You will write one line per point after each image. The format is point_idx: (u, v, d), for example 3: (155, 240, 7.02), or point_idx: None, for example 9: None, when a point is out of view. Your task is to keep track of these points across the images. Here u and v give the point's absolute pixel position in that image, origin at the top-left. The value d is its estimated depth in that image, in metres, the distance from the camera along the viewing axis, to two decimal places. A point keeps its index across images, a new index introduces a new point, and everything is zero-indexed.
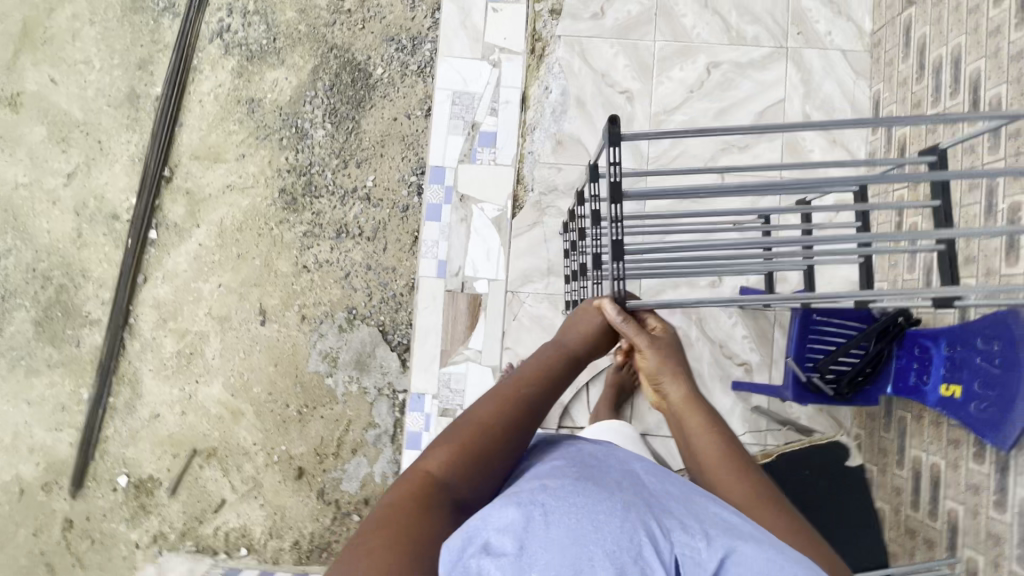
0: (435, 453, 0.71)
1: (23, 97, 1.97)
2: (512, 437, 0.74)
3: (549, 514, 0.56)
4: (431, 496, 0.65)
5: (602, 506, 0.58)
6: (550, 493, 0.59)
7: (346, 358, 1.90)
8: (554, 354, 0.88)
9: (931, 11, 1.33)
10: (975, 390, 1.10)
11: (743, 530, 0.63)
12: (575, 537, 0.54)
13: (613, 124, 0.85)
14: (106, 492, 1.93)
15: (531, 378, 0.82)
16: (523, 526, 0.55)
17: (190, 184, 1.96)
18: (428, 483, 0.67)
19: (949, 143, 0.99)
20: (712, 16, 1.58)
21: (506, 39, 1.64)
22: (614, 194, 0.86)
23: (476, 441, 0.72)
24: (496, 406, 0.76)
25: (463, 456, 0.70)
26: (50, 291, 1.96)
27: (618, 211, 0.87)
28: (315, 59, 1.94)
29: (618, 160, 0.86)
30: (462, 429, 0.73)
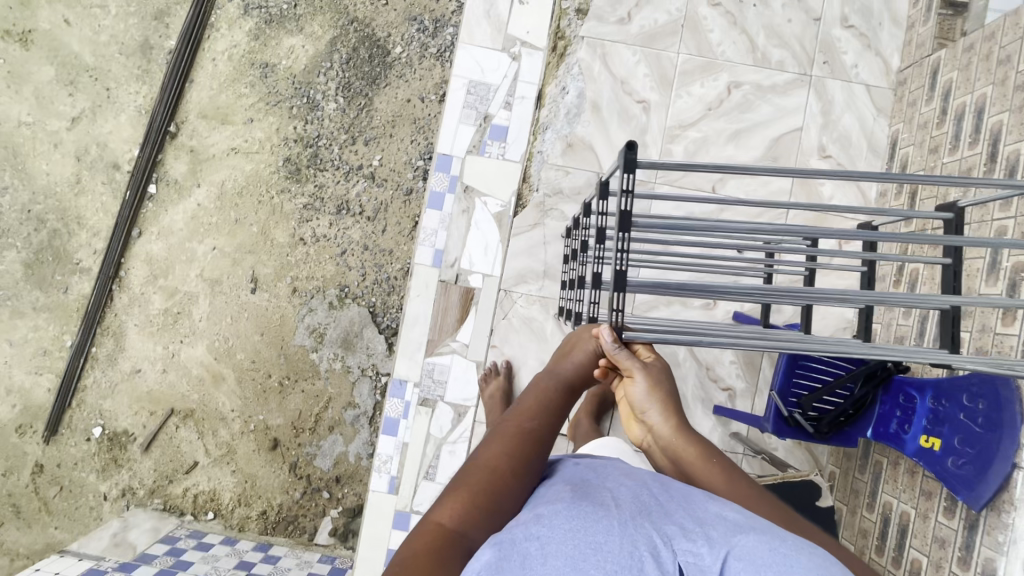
0: (446, 504, 0.67)
1: (34, 35, 1.93)
2: (524, 476, 0.72)
3: (546, 547, 0.54)
4: (448, 546, 0.61)
5: (599, 528, 0.56)
6: (544, 524, 0.57)
7: (333, 335, 1.89)
8: (551, 385, 0.87)
9: (961, 57, 1.31)
10: (954, 445, 1.09)
11: (743, 524, 0.60)
12: (574, 562, 0.52)
13: (629, 149, 0.81)
14: (79, 441, 1.93)
15: (534, 415, 0.81)
16: (524, 563, 0.52)
17: (194, 143, 1.93)
18: (444, 535, 0.63)
19: (968, 202, 0.96)
20: (740, 35, 1.55)
21: (529, 33, 1.61)
22: (623, 222, 0.82)
23: (487, 485, 0.69)
24: (503, 447, 0.75)
25: (475, 502, 0.67)
26: (43, 234, 1.94)
27: (626, 239, 0.83)
28: (334, 30, 1.91)
29: (630, 188, 0.82)
30: (471, 476, 0.71)
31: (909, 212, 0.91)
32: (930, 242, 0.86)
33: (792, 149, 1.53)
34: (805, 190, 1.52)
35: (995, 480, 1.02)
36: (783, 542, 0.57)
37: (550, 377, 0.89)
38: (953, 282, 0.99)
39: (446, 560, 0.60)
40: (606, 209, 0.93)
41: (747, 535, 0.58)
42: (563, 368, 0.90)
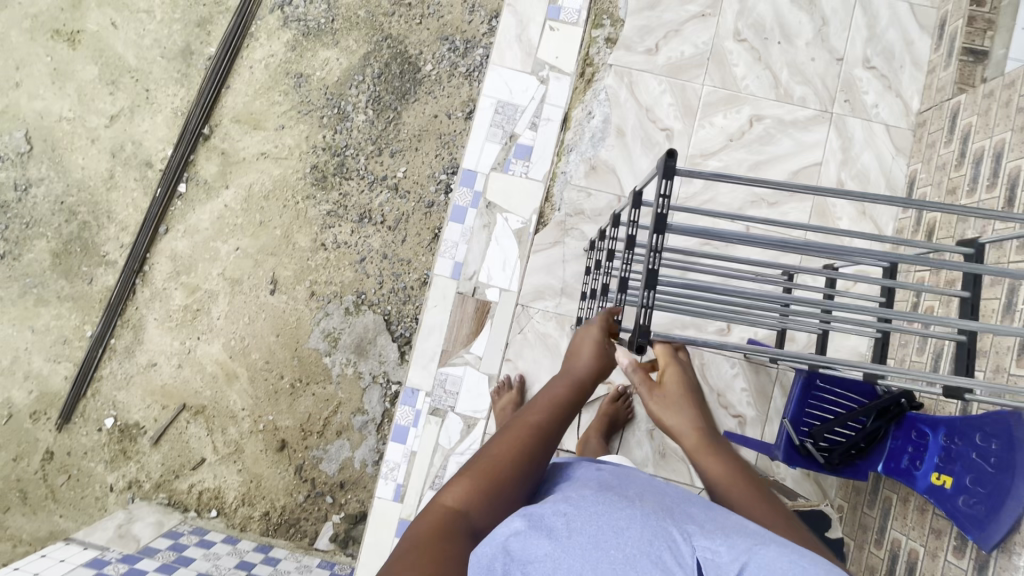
0: (454, 486, 0.71)
1: (81, 35, 2.02)
2: (529, 468, 0.75)
3: (571, 522, 0.57)
4: (452, 529, 0.65)
5: (622, 513, 0.59)
6: (571, 504, 0.61)
7: (347, 340, 1.92)
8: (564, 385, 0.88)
9: (981, 102, 1.34)
10: (965, 483, 1.10)
11: (764, 534, 0.61)
12: (596, 541, 0.55)
13: (670, 157, 0.85)
14: (91, 431, 1.95)
15: (540, 408, 0.83)
16: (550, 534, 0.55)
17: (226, 146, 2.00)
18: (449, 517, 0.66)
19: (989, 239, 0.97)
20: (763, 70, 1.59)
21: (557, 58, 1.67)
22: (658, 225, 0.85)
23: (495, 473, 0.72)
24: (511, 439, 0.77)
25: (482, 488, 0.70)
26: (74, 225, 2.00)
27: (660, 242, 0.86)
28: (368, 45, 1.98)
29: (669, 193, 0.86)
30: (478, 462, 0.74)
31: (935, 245, 0.94)
32: (956, 269, 0.89)
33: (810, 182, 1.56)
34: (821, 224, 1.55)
35: (1007, 520, 1.01)
36: (804, 557, 0.57)
37: (562, 384, 0.89)
38: (972, 314, 1.00)
39: (450, 539, 0.63)
40: (638, 218, 0.96)
41: (767, 545, 0.58)
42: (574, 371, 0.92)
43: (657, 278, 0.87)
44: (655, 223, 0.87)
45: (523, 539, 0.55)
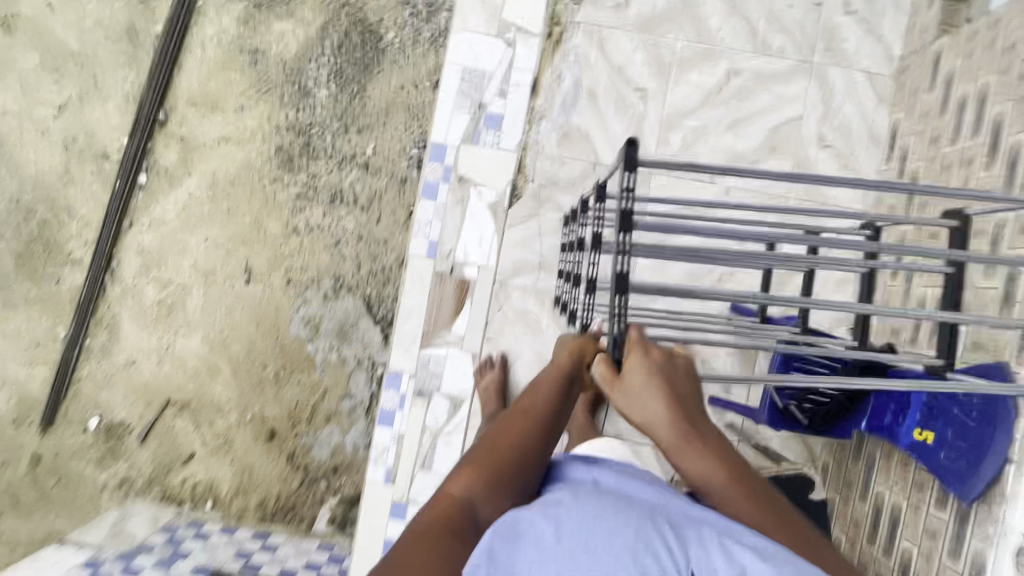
0: (458, 478, 0.70)
1: (17, 20, 1.89)
2: (532, 459, 0.72)
3: (562, 531, 0.59)
4: (456, 524, 0.66)
5: (615, 520, 0.60)
6: (564, 508, 0.62)
7: (329, 326, 1.88)
8: (559, 369, 0.80)
9: (965, 44, 1.28)
10: (947, 438, 1.09)
11: (760, 544, 0.60)
12: (587, 551, 0.58)
13: (631, 147, 0.79)
14: (76, 433, 1.93)
15: (535, 394, 0.79)
16: (539, 542, 0.58)
17: (184, 131, 1.90)
18: (453, 511, 0.67)
19: (976, 211, 1.01)
20: (739, 21, 1.52)
21: (524, 18, 1.57)
22: (624, 225, 0.79)
23: (497, 464, 0.71)
24: (512, 430, 0.75)
25: (485, 479, 0.70)
26: (33, 224, 1.92)
27: (627, 241, 0.79)
28: (325, 14, 1.86)
29: (631, 188, 0.80)
30: (478, 454, 0.73)
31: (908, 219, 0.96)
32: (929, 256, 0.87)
33: (792, 138, 1.51)
34: (803, 182, 1.51)
35: (987, 473, 1.03)
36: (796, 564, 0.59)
37: (552, 368, 0.81)
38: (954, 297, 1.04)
39: (453, 535, 0.64)
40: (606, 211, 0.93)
41: (758, 558, 0.58)
42: (561, 356, 0.82)
43: (628, 280, 0.79)
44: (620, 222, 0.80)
45: (512, 547, 0.58)
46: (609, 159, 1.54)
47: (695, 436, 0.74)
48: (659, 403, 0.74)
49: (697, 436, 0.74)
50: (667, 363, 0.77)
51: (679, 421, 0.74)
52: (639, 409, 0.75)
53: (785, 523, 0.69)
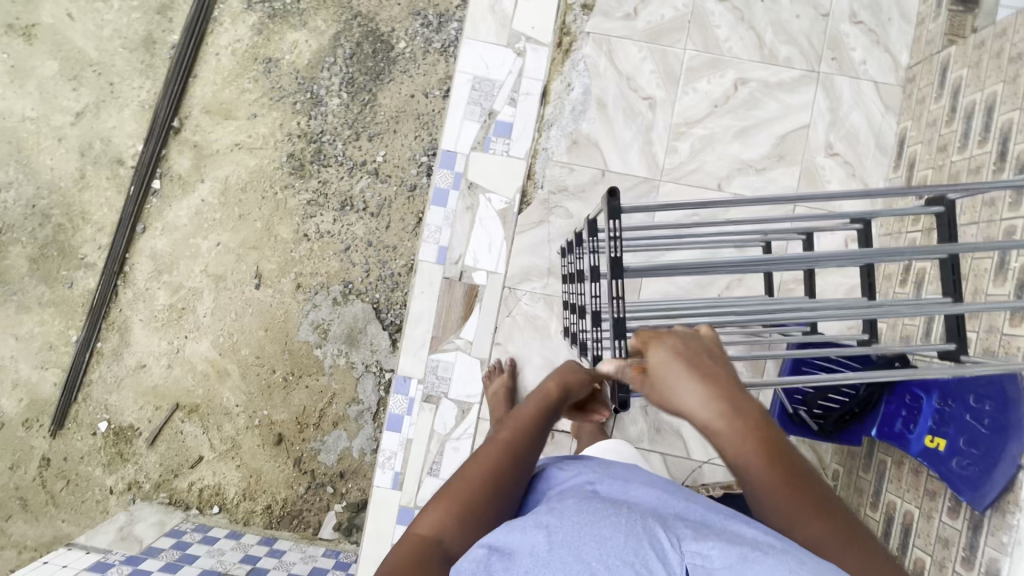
0: (429, 513, 0.69)
1: (38, 29, 1.94)
2: (506, 492, 0.72)
3: (552, 536, 0.56)
4: (427, 560, 0.63)
5: (606, 522, 0.57)
6: (554, 516, 0.60)
7: (337, 331, 1.89)
8: (539, 400, 0.83)
9: (971, 53, 1.29)
10: (959, 446, 1.09)
11: (760, 538, 0.57)
12: (579, 553, 0.54)
13: (612, 195, 0.81)
14: (85, 435, 1.94)
15: (514, 425, 0.80)
16: (532, 550, 0.55)
17: (198, 138, 1.93)
18: (424, 547, 0.65)
19: (958, 197, 0.99)
20: (746, 31, 1.54)
21: (534, 28, 1.60)
22: (614, 269, 0.82)
23: (469, 498, 0.70)
24: (487, 460, 0.74)
25: (456, 514, 0.68)
26: (48, 229, 1.95)
27: (619, 286, 0.82)
28: (338, 25, 1.90)
29: (619, 233, 0.82)
30: (452, 487, 0.72)
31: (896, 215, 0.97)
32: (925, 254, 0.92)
33: (799, 146, 1.52)
34: (811, 190, 1.52)
35: (1000, 480, 1.02)
36: (803, 563, 0.53)
37: (535, 399, 0.84)
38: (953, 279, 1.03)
39: (423, 571, 0.62)
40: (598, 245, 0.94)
41: (763, 549, 0.55)
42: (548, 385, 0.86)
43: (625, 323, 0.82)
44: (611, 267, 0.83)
45: (506, 558, 0.55)
46: (617, 166, 1.55)
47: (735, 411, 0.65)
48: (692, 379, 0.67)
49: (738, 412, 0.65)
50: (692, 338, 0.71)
51: (718, 399, 0.65)
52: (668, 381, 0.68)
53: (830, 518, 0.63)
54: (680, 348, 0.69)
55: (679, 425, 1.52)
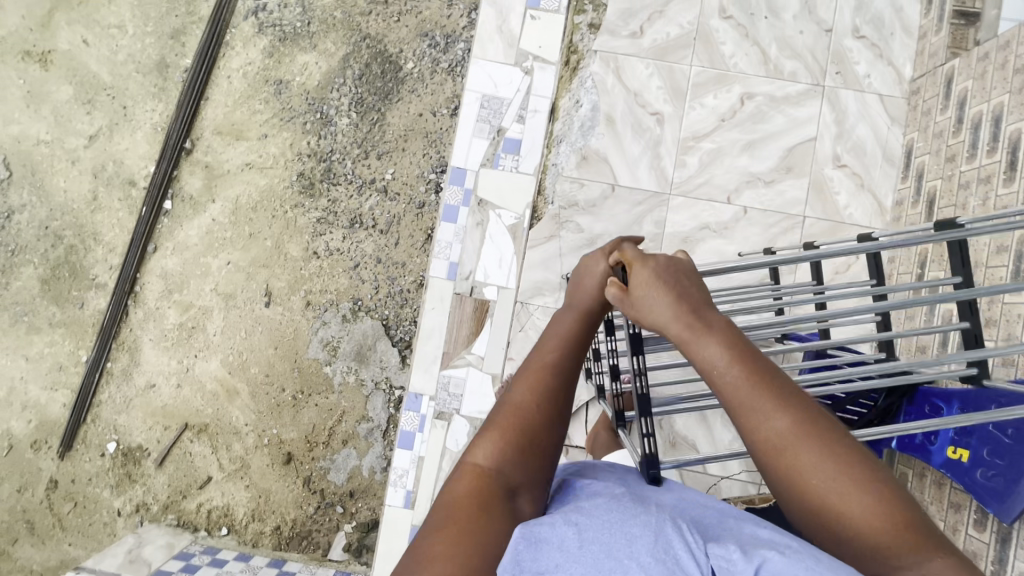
0: (481, 446, 0.67)
1: (53, 55, 1.98)
2: (560, 409, 0.70)
3: (583, 533, 0.53)
4: (491, 498, 0.61)
5: (637, 519, 0.54)
6: (583, 513, 0.56)
7: (347, 348, 1.89)
8: (580, 309, 0.77)
9: (976, 66, 1.31)
10: (983, 456, 1.07)
11: (778, 542, 0.55)
12: (610, 551, 0.51)
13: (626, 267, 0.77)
14: (94, 457, 1.93)
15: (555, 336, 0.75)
16: (562, 544, 0.52)
17: (209, 159, 1.96)
18: (484, 483, 0.63)
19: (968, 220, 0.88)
20: (751, 47, 1.56)
21: (542, 47, 1.63)
22: (635, 345, 0.80)
23: (520, 426, 0.67)
24: (530, 384, 0.70)
25: (512, 444, 0.66)
26: (60, 250, 1.96)
27: (642, 363, 0.80)
28: (347, 47, 1.93)
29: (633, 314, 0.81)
30: (502, 416, 0.69)
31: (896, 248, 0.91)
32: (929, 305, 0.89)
33: (807, 159, 1.54)
34: (821, 202, 1.53)
35: None
36: (819, 560, 0.52)
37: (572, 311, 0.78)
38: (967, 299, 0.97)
39: (488, 508, 0.60)
40: None
41: (778, 552, 0.53)
42: (588, 287, 0.78)
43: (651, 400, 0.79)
44: (631, 343, 0.81)
45: (534, 548, 0.52)
46: (627, 181, 1.57)
47: (717, 328, 0.65)
48: (664, 300, 0.68)
49: (721, 328, 0.65)
50: (681, 262, 0.72)
51: (683, 311, 0.67)
52: (649, 305, 0.69)
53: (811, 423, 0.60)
54: (664, 275, 0.70)
55: (695, 439, 1.51)
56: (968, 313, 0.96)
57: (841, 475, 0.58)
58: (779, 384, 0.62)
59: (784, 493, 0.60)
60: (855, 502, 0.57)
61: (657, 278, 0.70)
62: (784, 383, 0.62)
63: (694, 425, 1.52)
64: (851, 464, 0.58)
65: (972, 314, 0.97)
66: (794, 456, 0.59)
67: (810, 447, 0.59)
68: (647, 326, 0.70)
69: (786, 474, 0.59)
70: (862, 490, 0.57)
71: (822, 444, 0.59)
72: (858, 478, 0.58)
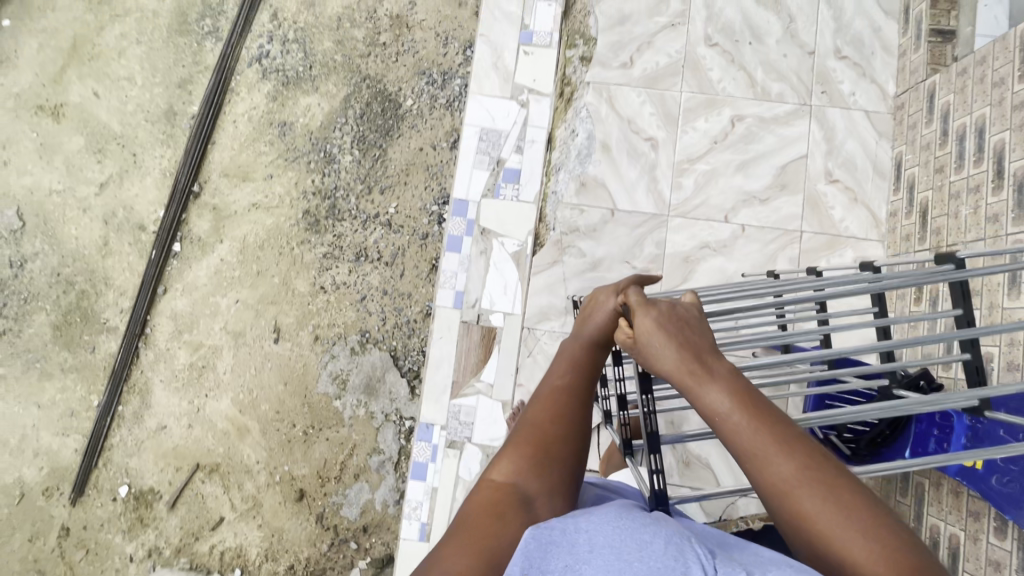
0: (500, 462, 0.70)
1: (66, 108, 2.05)
2: (576, 425, 0.72)
3: (593, 539, 0.53)
4: (505, 506, 0.64)
5: (646, 529, 0.54)
6: (593, 521, 0.56)
7: (356, 381, 1.90)
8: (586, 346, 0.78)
9: (956, 80, 1.36)
10: (997, 463, 1.06)
11: (781, 561, 0.55)
12: (619, 552, 0.51)
13: None
14: (105, 502, 1.93)
15: (565, 363, 0.77)
16: (572, 547, 0.52)
17: (217, 201, 2.01)
18: (500, 494, 0.66)
19: (967, 254, 0.94)
20: (738, 72, 1.62)
21: (536, 81, 1.70)
22: (645, 382, 0.81)
23: (536, 441, 0.70)
24: (543, 403, 0.73)
25: (527, 457, 0.69)
26: (72, 296, 2.00)
27: (650, 398, 0.80)
28: (348, 88, 2.00)
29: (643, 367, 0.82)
30: (519, 435, 0.72)
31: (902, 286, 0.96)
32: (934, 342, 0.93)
33: (799, 176, 1.58)
34: (816, 217, 1.56)
35: None
36: None
37: (577, 345, 0.79)
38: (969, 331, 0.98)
39: (503, 519, 0.63)
40: None
41: (781, 567, 0.53)
42: (593, 327, 0.79)
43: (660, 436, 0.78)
44: (641, 381, 0.81)
45: (544, 547, 0.52)
46: (626, 205, 1.60)
47: (719, 374, 0.66)
48: (667, 345, 0.68)
49: (723, 374, 0.66)
50: (681, 307, 0.72)
51: (687, 357, 0.67)
52: (652, 350, 0.69)
53: (815, 470, 0.60)
54: (668, 319, 0.70)
55: (708, 458, 1.51)
56: (968, 345, 0.99)
57: (845, 521, 0.58)
58: (784, 430, 0.62)
59: (796, 540, 0.60)
60: (860, 549, 0.56)
61: (658, 324, 0.70)
62: (788, 427, 0.63)
63: (707, 444, 1.52)
64: (858, 509, 0.58)
65: (972, 347, 1.00)
66: (802, 503, 0.59)
67: (812, 492, 0.59)
68: (651, 369, 0.71)
69: (795, 520, 0.60)
70: (867, 537, 0.57)
71: (829, 491, 0.59)
72: (861, 524, 0.57)
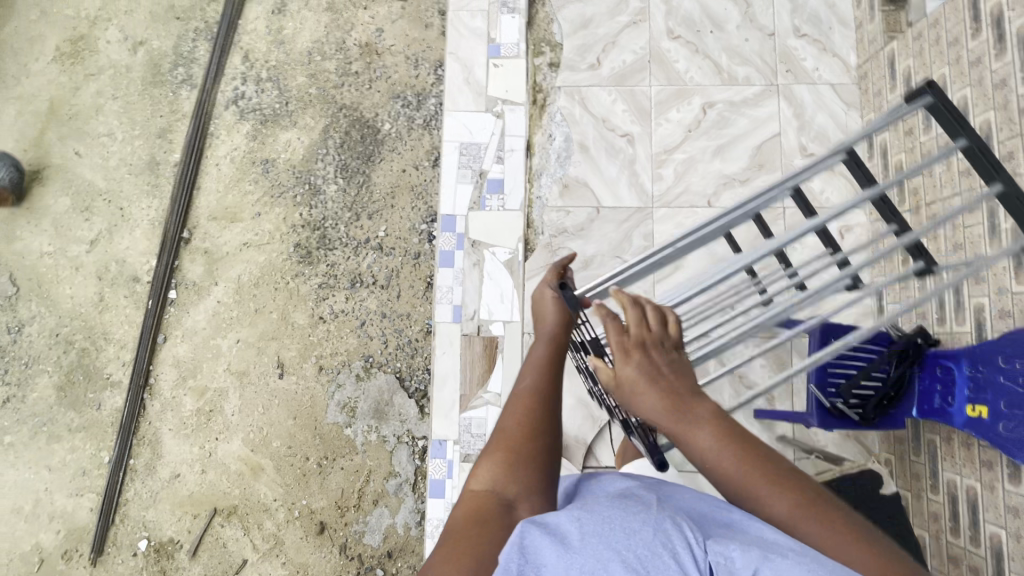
0: (481, 470, 0.71)
1: (48, 170, 2.07)
2: (552, 426, 0.73)
3: (584, 528, 0.55)
4: (487, 514, 0.66)
5: (636, 518, 0.56)
6: (585, 510, 0.58)
7: (365, 407, 1.90)
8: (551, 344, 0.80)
9: (913, 45, 1.40)
10: (1002, 410, 1.09)
11: (784, 545, 0.57)
12: (609, 543, 0.53)
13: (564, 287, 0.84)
14: (126, 557, 1.91)
15: (533, 370, 0.78)
16: (564, 538, 0.54)
17: (208, 244, 2.02)
18: (485, 503, 0.67)
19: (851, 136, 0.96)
20: (703, 60, 1.66)
21: (508, 91, 1.72)
22: None
23: (515, 446, 0.71)
24: (519, 407, 0.74)
25: (507, 462, 0.70)
26: (72, 355, 2.00)
27: None
28: (326, 119, 2.03)
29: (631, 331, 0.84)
30: (498, 441, 0.73)
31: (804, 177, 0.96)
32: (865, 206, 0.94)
33: (775, 154, 1.61)
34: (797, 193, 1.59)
35: None
36: (825, 564, 0.53)
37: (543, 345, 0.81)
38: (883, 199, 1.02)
39: (490, 528, 0.64)
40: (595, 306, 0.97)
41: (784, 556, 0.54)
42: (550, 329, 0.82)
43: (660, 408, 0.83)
44: None
45: (540, 539, 0.54)
46: (610, 202, 1.63)
47: (704, 419, 0.66)
48: (649, 395, 0.67)
49: (708, 418, 0.66)
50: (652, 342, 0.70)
51: (671, 407, 0.66)
52: (635, 401, 0.68)
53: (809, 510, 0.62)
54: (646, 365, 0.68)
55: None
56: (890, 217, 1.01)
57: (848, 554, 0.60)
58: (775, 470, 0.64)
59: None
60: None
61: (637, 373, 0.68)
62: (778, 468, 0.65)
63: None
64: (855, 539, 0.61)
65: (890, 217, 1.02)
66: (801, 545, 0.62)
67: (810, 531, 0.62)
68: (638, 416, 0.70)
69: None
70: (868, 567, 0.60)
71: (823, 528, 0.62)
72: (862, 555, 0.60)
